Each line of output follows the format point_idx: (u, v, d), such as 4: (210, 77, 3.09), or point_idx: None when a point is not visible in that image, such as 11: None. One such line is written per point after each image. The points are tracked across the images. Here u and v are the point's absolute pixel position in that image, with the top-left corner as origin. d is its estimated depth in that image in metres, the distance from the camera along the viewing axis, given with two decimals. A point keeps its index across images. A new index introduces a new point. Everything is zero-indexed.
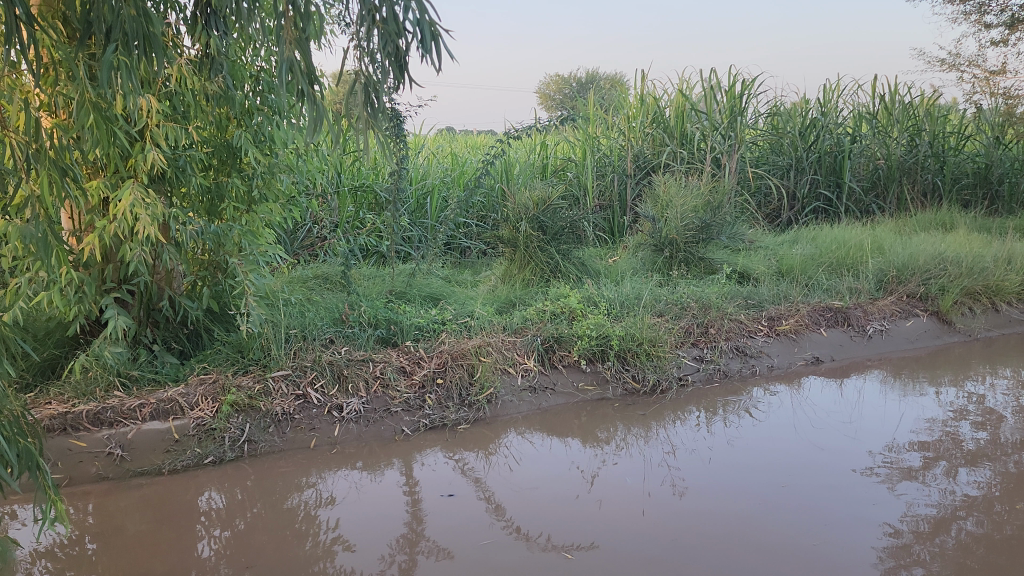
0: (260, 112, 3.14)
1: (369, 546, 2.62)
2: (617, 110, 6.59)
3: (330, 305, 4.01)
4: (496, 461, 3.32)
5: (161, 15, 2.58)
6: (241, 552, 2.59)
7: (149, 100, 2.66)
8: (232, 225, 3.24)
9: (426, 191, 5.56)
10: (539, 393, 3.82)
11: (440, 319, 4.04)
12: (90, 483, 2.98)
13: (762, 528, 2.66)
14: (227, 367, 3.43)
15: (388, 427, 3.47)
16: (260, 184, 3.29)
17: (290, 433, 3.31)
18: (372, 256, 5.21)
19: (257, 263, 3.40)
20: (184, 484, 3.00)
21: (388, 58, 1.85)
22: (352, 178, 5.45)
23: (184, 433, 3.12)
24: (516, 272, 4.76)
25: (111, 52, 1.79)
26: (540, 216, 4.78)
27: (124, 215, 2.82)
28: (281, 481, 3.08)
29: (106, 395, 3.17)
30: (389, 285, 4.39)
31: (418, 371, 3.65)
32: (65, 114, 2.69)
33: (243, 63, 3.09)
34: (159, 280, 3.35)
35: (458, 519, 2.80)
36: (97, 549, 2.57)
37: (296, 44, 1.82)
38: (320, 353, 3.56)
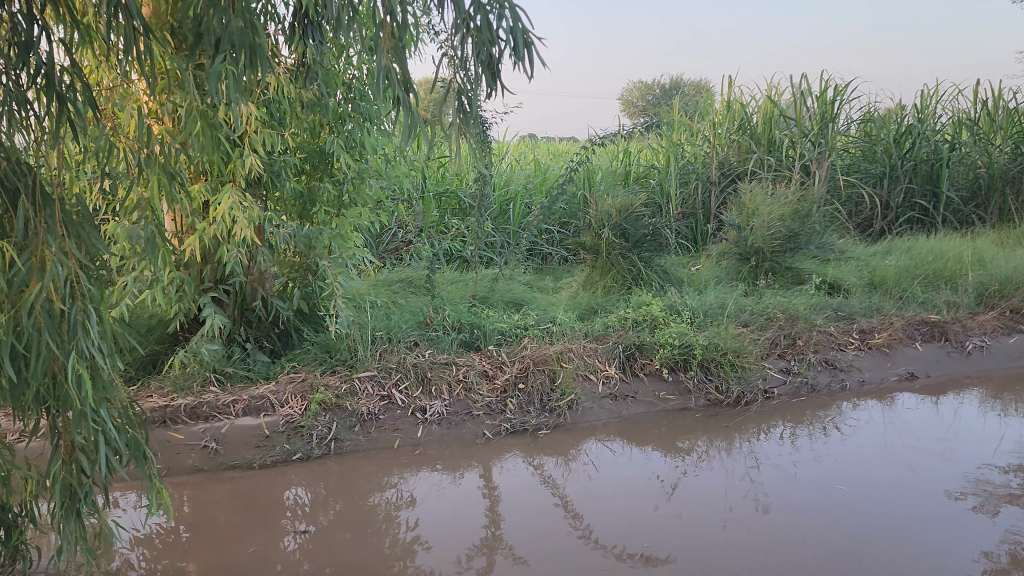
0: (351, 118, 3.24)
1: (446, 547, 2.66)
2: (702, 117, 6.42)
3: (414, 309, 4.07)
4: (575, 468, 3.30)
5: (261, 28, 2.69)
6: (325, 547, 2.66)
7: (250, 109, 2.77)
8: (323, 228, 3.34)
9: (508, 197, 5.60)
10: (620, 401, 3.80)
11: (522, 324, 4.05)
12: (186, 475, 3.10)
13: (848, 548, 2.58)
14: (315, 367, 3.53)
15: (469, 431, 3.50)
16: (350, 188, 3.37)
17: (374, 433, 3.37)
18: (455, 260, 5.22)
19: (346, 265, 3.50)
20: (273, 479, 3.09)
21: (481, 66, 1.86)
22: (435, 182, 5.51)
23: (274, 429, 3.22)
24: (597, 279, 4.74)
25: (221, 61, 1.84)
26: (623, 223, 4.75)
27: (223, 218, 2.94)
28: (364, 479, 3.15)
29: (202, 390, 3.31)
30: (472, 290, 4.44)
31: (500, 375, 3.67)
32: (172, 121, 2.82)
33: (337, 71, 3.16)
34: (252, 280, 3.47)
35: (537, 524, 2.81)
36: (190, 537, 2.68)
37: (393, 53, 1.80)
38: (403, 356, 3.63)
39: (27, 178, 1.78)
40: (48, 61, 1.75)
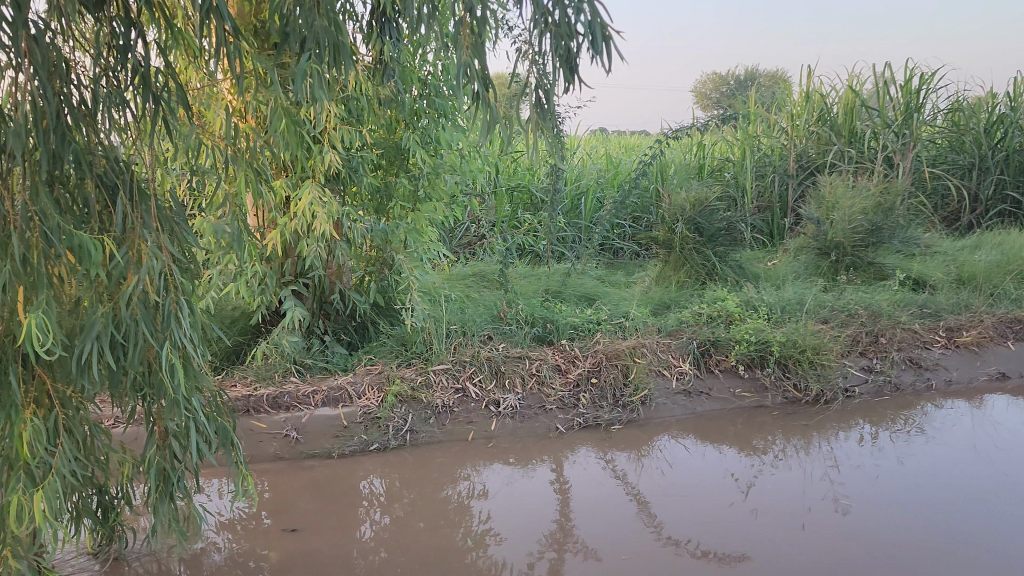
0: (426, 114, 3.28)
1: (518, 540, 2.68)
2: (779, 108, 6.28)
3: (488, 303, 4.10)
4: (648, 464, 3.28)
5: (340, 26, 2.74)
6: (399, 536, 2.71)
7: (331, 107, 2.83)
8: (399, 223, 3.42)
9: (581, 192, 5.58)
10: (694, 398, 3.76)
11: (595, 319, 4.02)
12: (267, 462, 3.20)
13: (933, 553, 2.49)
14: (391, 359, 3.60)
15: (542, 424, 3.52)
16: (425, 183, 3.42)
17: (448, 425, 3.42)
18: (527, 254, 5.24)
19: (420, 259, 3.58)
20: (350, 468, 3.17)
21: (558, 60, 1.78)
22: (507, 177, 5.53)
23: (351, 419, 3.29)
24: (670, 274, 4.70)
25: (307, 60, 1.87)
26: (697, 217, 4.69)
27: (304, 213, 3.02)
28: (438, 471, 3.20)
29: (283, 380, 3.42)
30: (545, 284, 4.44)
31: (573, 370, 3.67)
32: (256, 119, 2.90)
33: (413, 68, 3.20)
34: (330, 274, 3.56)
35: (609, 519, 2.80)
36: (271, 523, 2.77)
37: (472, 49, 1.78)
38: (477, 349, 3.66)
39: (125, 176, 1.88)
40: (141, 63, 1.82)
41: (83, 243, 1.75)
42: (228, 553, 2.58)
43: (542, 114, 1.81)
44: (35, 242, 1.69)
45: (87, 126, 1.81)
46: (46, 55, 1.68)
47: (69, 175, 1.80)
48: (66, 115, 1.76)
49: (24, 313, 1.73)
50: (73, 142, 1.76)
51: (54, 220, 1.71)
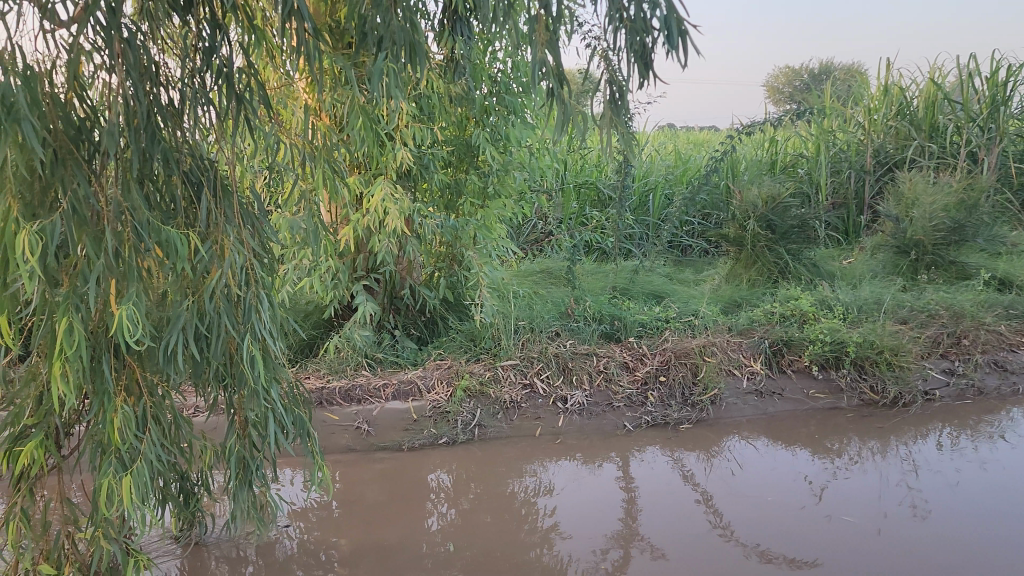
0: (496, 111, 3.30)
1: (584, 537, 2.68)
2: (855, 102, 6.09)
3: (556, 299, 4.10)
4: (717, 464, 3.24)
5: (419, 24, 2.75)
6: (465, 530, 2.74)
7: (404, 106, 2.87)
8: (469, 219, 3.45)
9: (649, 188, 5.52)
10: (766, 398, 3.69)
11: (664, 316, 3.98)
12: (339, 453, 3.27)
13: (1018, 564, 2.39)
14: (460, 355, 3.64)
15: (610, 421, 3.51)
16: (495, 180, 3.44)
17: (516, 420, 3.44)
18: (594, 251, 5.21)
19: (490, 256, 3.60)
20: (419, 461, 3.21)
21: (633, 56, 1.76)
22: (575, 174, 5.52)
23: (421, 413, 3.34)
24: (741, 272, 4.62)
25: (383, 59, 1.89)
26: (769, 214, 4.59)
27: (376, 209, 3.08)
28: (505, 466, 3.22)
29: (354, 373, 3.49)
30: (612, 282, 4.42)
31: (641, 367, 3.64)
32: (331, 117, 2.96)
33: (484, 65, 3.22)
34: (401, 270, 3.62)
35: (677, 519, 2.78)
36: (342, 513, 2.83)
37: (547, 46, 1.76)
38: (545, 345, 3.67)
39: (209, 173, 1.94)
40: (225, 64, 1.88)
41: (171, 239, 1.82)
42: (300, 541, 2.64)
43: (617, 112, 1.79)
44: (127, 237, 1.77)
45: (175, 125, 1.88)
46: (137, 56, 1.75)
47: (157, 173, 1.87)
48: (156, 114, 1.82)
49: (116, 306, 1.81)
50: (162, 141, 1.83)
51: (144, 215, 1.79)
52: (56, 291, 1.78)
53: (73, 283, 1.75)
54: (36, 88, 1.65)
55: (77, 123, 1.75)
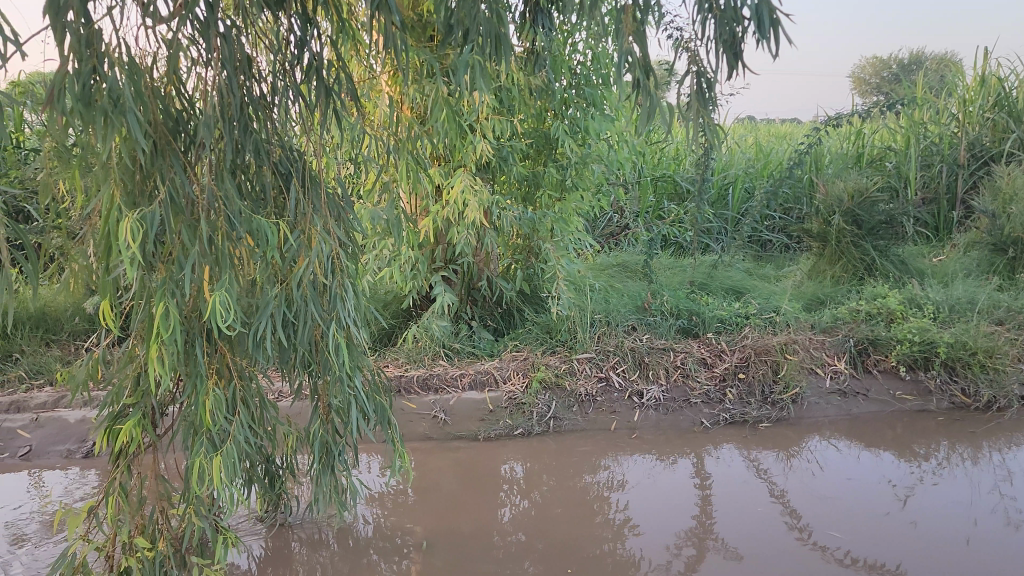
0: (575, 104, 3.29)
1: (656, 534, 2.65)
2: (950, 93, 5.84)
3: (633, 293, 4.06)
4: (797, 465, 3.16)
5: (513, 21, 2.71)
6: (538, 521, 2.75)
7: (484, 98, 2.89)
8: (546, 212, 3.45)
9: (728, 181, 5.43)
10: (850, 398, 3.60)
11: (744, 312, 3.90)
12: (417, 441, 3.33)
13: None
14: (536, 347, 3.65)
15: (687, 418, 3.47)
16: (573, 173, 3.44)
17: (592, 414, 3.43)
18: (671, 245, 5.15)
19: (567, 248, 3.60)
20: (493, 451, 3.24)
21: (722, 46, 1.72)
22: (652, 167, 5.46)
23: (497, 404, 3.36)
24: (825, 268, 4.50)
25: (469, 52, 1.91)
26: (856, 209, 4.45)
27: (456, 201, 3.12)
28: (579, 459, 3.22)
29: (432, 362, 3.55)
30: (690, 276, 4.34)
31: (720, 364, 3.58)
32: (413, 109, 3.00)
33: (563, 57, 3.21)
34: (479, 261, 3.66)
35: (753, 519, 2.72)
36: (417, 500, 2.88)
37: (634, 36, 1.73)
38: (621, 339, 3.65)
39: (298, 163, 1.99)
40: (315, 58, 1.94)
41: (261, 227, 1.87)
42: (377, 525, 2.70)
43: (704, 105, 1.76)
44: (220, 225, 1.84)
45: (266, 117, 1.93)
46: (232, 50, 1.80)
47: (249, 164, 1.93)
48: (248, 106, 1.88)
49: (209, 292, 1.87)
50: (254, 132, 1.89)
51: (236, 205, 1.85)
52: (153, 277, 1.85)
53: (169, 270, 1.82)
54: (139, 81, 1.71)
55: (174, 115, 1.82)
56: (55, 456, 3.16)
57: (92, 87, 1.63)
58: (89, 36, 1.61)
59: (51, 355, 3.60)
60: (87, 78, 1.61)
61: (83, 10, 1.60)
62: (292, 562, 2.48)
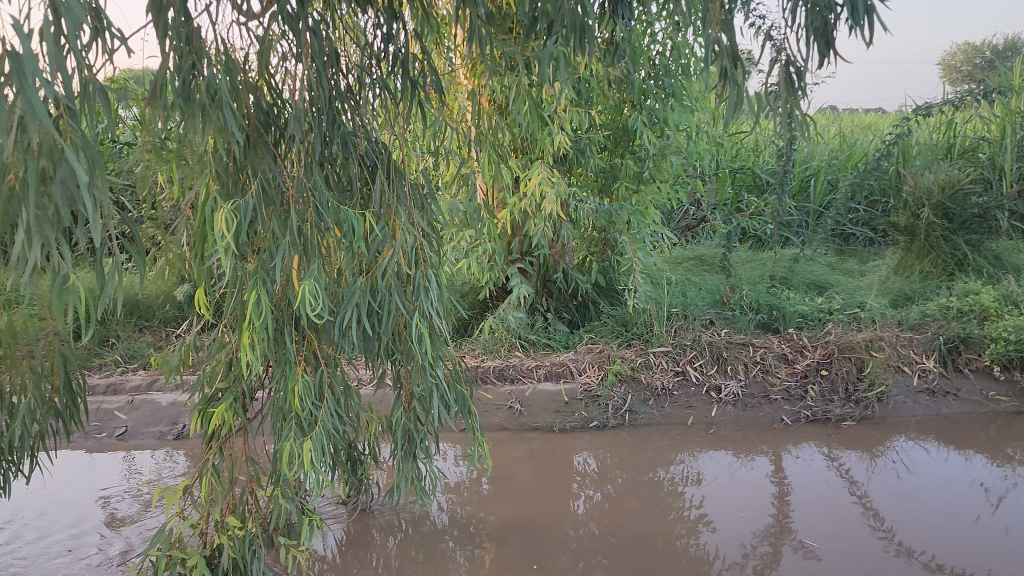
0: (654, 95, 3.25)
1: (732, 531, 2.61)
2: None
3: (711, 286, 3.99)
4: (881, 465, 3.07)
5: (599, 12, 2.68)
6: (612, 514, 2.75)
7: (563, 89, 2.88)
8: (623, 204, 3.42)
9: (809, 173, 5.31)
10: (939, 398, 3.49)
11: (826, 307, 3.81)
12: (492, 431, 3.36)
13: None
14: (611, 340, 3.64)
15: (767, 414, 3.42)
16: (651, 165, 3.41)
17: (668, 408, 3.41)
18: (750, 239, 5.06)
19: (643, 241, 3.57)
20: (568, 443, 3.25)
21: (814, 34, 1.66)
22: (730, 158, 5.37)
23: (572, 396, 3.36)
24: (913, 263, 4.36)
25: (553, 43, 1.90)
26: (946, 201, 4.28)
27: (533, 193, 3.13)
28: (654, 453, 3.19)
29: (508, 353, 3.58)
30: (770, 270, 4.25)
31: (801, 360, 3.50)
32: (492, 102, 3.01)
33: (643, 48, 3.17)
34: (555, 253, 3.67)
35: (834, 520, 2.66)
36: (491, 489, 2.91)
37: (721, 24, 1.68)
38: (699, 333, 3.60)
39: (383, 155, 2.03)
40: (400, 51, 1.97)
41: (349, 218, 1.91)
42: (453, 514, 2.74)
43: (793, 95, 1.72)
44: (310, 216, 1.88)
45: (353, 109, 1.97)
46: (321, 45, 1.84)
47: (336, 156, 1.97)
48: (336, 100, 1.92)
49: (298, 281, 1.92)
50: (341, 125, 1.93)
51: (324, 197, 1.89)
52: (245, 266, 1.91)
53: (260, 259, 1.88)
54: (234, 76, 1.77)
55: (266, 109, 1.87)
56: (149, 437, 3.31)
57: (191, 83, 1.68)
58: (188, 33, 1.67)
59: (143, 341, 3.77)
60: (187, 73, 1.67)
61: (182, 8, 1.65)
62: (371, 547, 2.54)
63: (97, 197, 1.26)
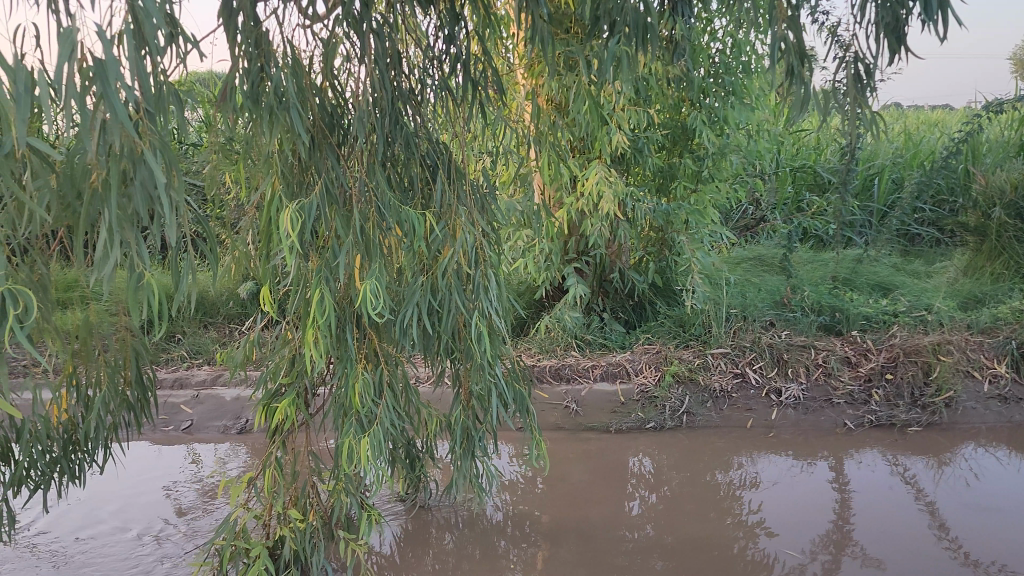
0: (715, 93, 3.21)
1: (791, 536, 2.56)
2: None
3: (771, 287, 3.94)
4: (949, 472, 2.99)
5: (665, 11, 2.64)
6: (667, 516, 2.72)
7: (621, 88, 2.86)
8: (681, 204, 3.40)
9: (873, 172, 5.19)
10: (1011, 404, 3.37)
11: (891, 310, 3.71)
12: (548, 430, 3.36)
13: None
14: (668, 340, 3.61)
15: (829, 418, 3.36)
16: (710, 164, 3.37)
17: (727, 410, 3.37)
18: (811, 239, 4.96)
19: (702, 241, 3.53)
20: (624, 444, 3.24)
21: (885, 30, 1.62)
22: (791, 157, 5.29)
23: (629, 396, 3.35)
24: (983, 265, 4.22)
25: (615, 44, 1.90)
26: (1019, 201, 4.13)
27: (591, 193, 3.12)
28: (711, 456, 3.16)
29: (564, 353, 3.59)
30: (833, 270, 4.17)
31: (865, 363, 3.43)
32: (550, 101, 3.01)
33: (702, 47, 3.14)
34: (612, 253, 3.66)
35: (897, 527, 2.59)
36: (546, 489, 2.91)
37: (789, 21, 1.65)
38: (759, 335, 3.55)
39: (444, 156, 2.05)
40: (461, 53, 1.98)
41: (410, 218, 1.93)
42: (509, 512, 2.75)
43: (860, 93, 1.69)
44: (372, 216, 1.91)
45: (415, 110, 1.99)
46: (383, 47, 1.86)
47: (398, 156, 1.99)
48: (399, 101, 1.94)
49: (359, 280, 1.94)
50: (403, 125, 1.95)
51: (386, 197, 1.92)
52: (308, 264, 1.94)
53: (323, 258, 1.90)
54: (301, 78, 1.80)
55: (331, 111, 1.90)
56: (213, 430, 3.39)
57: (259, 85, 1.72)
58: (257, 37, 1.70)
59: (208, 337, 3.87)
60: (255, 76, 1.71)
61: (251, 13, 1.68)
62: (428, 544, 2.56)
63: (174, 198, 1.30)
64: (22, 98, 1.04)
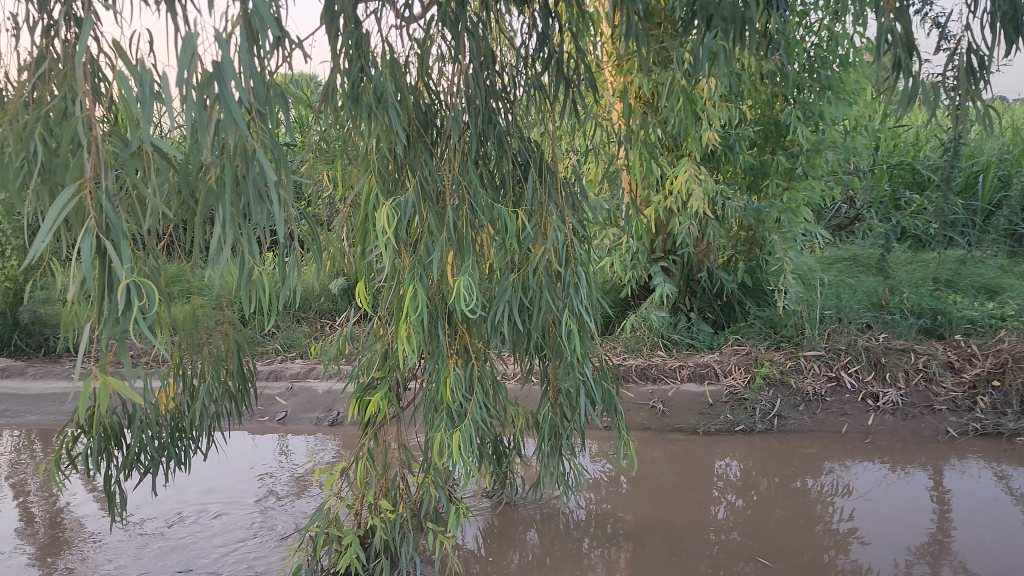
0: (811, 87, 3.14)
1: (886, 545, 2.47)
2: None
3: (868, 288, 3.82)
4: None
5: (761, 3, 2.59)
6: (756, 520, 2.66)
7: (713, 83, 2.83)
8: (773, 202, 3.30)
9: (977, 169, 4.96)
10: None
11: (998, 313, 3.54)
12: (634, 430, 3.34)
13: None
14: (759, 341, 3.55)
15: (930, 426, 3.22)
16: (804, 161, 3.28)
17: (820, 414, 3.28)
18: (909, 239, 4.78)
19: (795, 240, 3.44)
20: (711, 446, 3.19)
21: (1002, 19, 1.54)
22: (887, 154, 5.11)
23: (717, 398, 3.31)
24: None
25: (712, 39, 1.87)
26: None
27: (680, 190, 3.08)
28: (803, 461, 3.07)
29: (651, 353, 3.57)
30: (934, 272, 4.00)
31: (969, 369, 3.28)
32: (640, 99, 2.99)
33: (797, 41, 3.08)
34: (700, 252, 3.61)
35: (1002, 540, 2.47)
36: (631, 489, 2.89)
37: (897, 11, 1.59)
38: (854, 338, 3.45)
39: (536, 154, 2.05)
40: (554, 51, 2.00)
41: (502, 216, 1.95)
42: (594, 511, 2.74)
43: (973, 85, 1.61)
44: (465, 213, 1.93)
45: (508, 108, 2.01)
46: (479, 45, 1.88)
47: (491, 155, 2.00)
48: (492, 100, 1.96)
49: (451, 276, 1.97)
50: (496, 124, 1.96)
51: (479, 195, 1.93)
52: (402, 261, 1.98)
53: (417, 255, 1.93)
54: (399, 77, 1.84)
55: (426, 110, 1.93)
56: (306, 422, 3.50)
57: (359, 85, 1.76)
58: (358, 38, 1.75)
59: (301, 332, 4.00)
60: (356, 76, 1.75)
61: (353, 16, 1.72)
62: (513, 540, 2.58)
63: (282, 196, 1.35)
64: (147, 99, 1.08)
